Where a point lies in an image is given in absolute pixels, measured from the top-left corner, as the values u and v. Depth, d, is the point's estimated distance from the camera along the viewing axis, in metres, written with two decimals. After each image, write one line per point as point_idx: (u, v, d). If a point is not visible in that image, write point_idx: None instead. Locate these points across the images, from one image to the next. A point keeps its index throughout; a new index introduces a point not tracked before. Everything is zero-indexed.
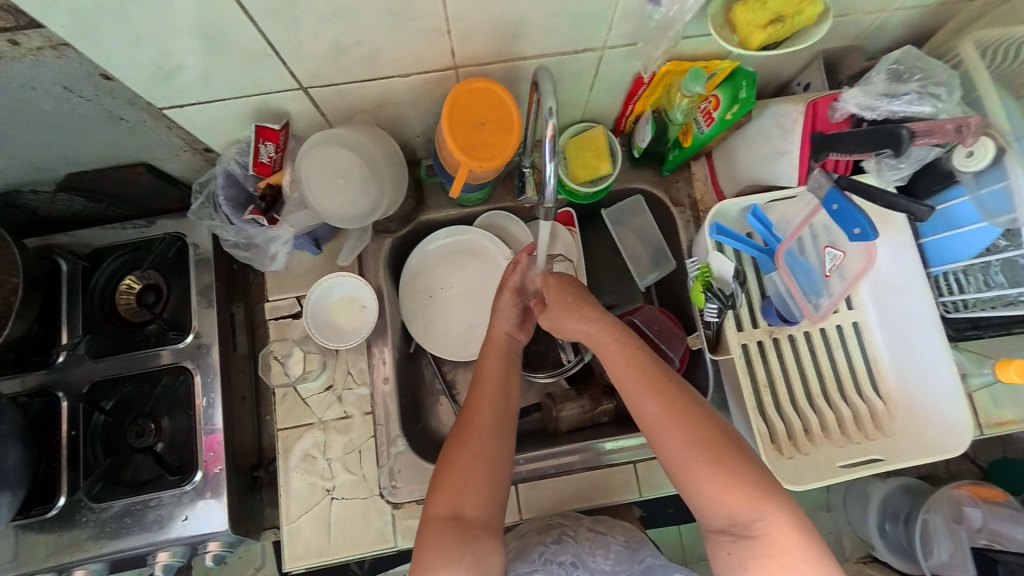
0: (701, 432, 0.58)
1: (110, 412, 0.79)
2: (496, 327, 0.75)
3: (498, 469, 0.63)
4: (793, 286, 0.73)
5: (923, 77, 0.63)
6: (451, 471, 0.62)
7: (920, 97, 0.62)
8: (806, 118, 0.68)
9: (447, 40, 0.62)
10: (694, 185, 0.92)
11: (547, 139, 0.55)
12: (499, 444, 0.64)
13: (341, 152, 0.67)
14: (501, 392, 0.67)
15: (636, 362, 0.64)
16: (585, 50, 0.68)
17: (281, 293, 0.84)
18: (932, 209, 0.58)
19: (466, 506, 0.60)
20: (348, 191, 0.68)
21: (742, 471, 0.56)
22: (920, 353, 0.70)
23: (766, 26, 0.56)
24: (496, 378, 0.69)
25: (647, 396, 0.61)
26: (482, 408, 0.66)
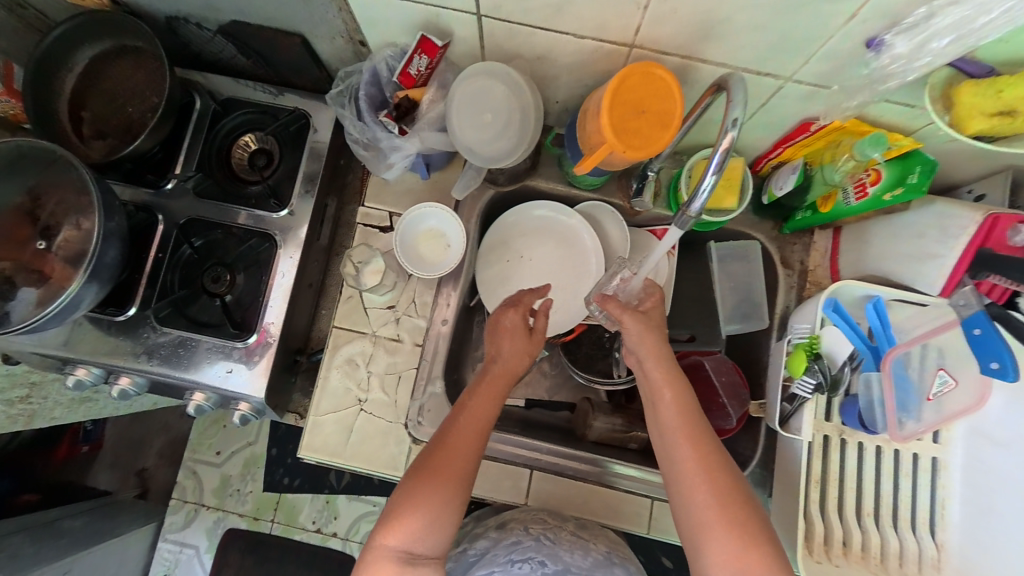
0: (728, 484, 0.60)
1: (197, 250, 0.84)
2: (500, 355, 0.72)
3: (456, 513, 0.62)
4: (889, 396, 0.67)
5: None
6: (412, 512, 0.60)
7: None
8: (979, 231, 0.62)
9: (640, 17, 0.60)
10: (810, 253, 0.86)
11: (719, 150, 0.52)
12: (463, 486, 0.63)
13: (500, 89, 0.67)
14: (478, 436, 0.65)
15: (689, 401, 0.65)
16: (769, 75, 0.64)
17: (377, 204, 0.86)
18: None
19: (418, 545, 0.59)
20: (491, 128, 0.68)
21: (757, 534, 0.57)
22: (998, 519, 0.64)
23: (992, 116, 0.50)
24: (479, 415, 0.67)
25: (691, 440, 0.62)
26: (454, 443, 0.64)
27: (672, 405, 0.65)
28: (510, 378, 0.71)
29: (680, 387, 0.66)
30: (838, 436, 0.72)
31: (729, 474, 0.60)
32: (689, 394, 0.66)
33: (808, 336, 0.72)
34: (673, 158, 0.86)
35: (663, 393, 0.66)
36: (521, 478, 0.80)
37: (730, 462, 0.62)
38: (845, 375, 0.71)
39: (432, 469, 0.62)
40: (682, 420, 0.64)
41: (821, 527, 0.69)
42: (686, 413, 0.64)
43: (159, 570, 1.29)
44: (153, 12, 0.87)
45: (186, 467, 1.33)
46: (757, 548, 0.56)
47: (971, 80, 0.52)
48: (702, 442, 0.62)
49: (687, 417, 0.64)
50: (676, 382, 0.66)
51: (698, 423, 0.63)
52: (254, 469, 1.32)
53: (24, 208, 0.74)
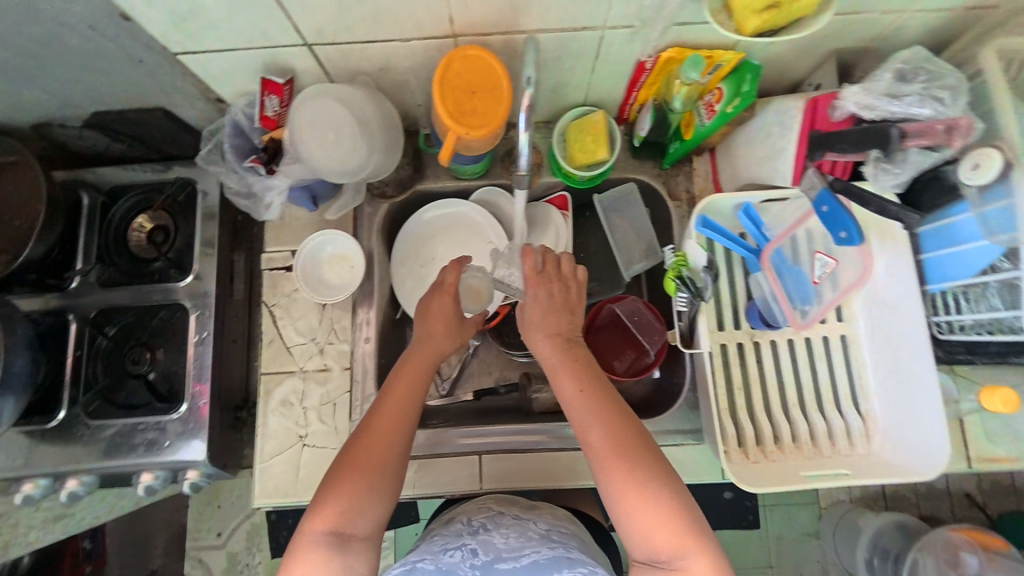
0: (642, 460, 0.61)
1: (113, 338, 0.85)
2: (433, 341, 0.74)
3: (388, 489, 0.63)
4: (779, 289, 0.73)
5: (928, 78, 0.58)
6: (335, 496, 0.61)
7: (922, 98, 0.57)
8: (806, 113, 0.68)
9: (446, 7, 0.63)
10: (693, 180, 0.92)
11: (523, 108, 0.57)
12: (394, 469, 0.64)
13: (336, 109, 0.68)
14: (414, 412, 0.68)
15: (595, 386, 0.67)
16: (586, 29, 0.68)
17: (278, 245, 0.88)
18: (922, 220, 0.59)
19: (350, 523, 0.60)
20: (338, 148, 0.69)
21: (677, 506, 0.58)
22: (905, 379, 0.71)
23: (761, 11, 0.54)
24: (409, 403, 0.68)
25: (595, 422, 0.64)
26: (385, 429, 0.66)
27: (575, 395, 0.66)
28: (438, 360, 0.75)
29: (584, 378, 0.68)
30: (751, 341, 0.78)
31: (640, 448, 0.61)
32: (594, 379, 0.68)
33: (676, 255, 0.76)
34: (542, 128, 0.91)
35: (568, 387, 0.68)
36: (474, 465, 0.82)
37: (641, 439, 0.62)
38: (708, 284, 0.74)
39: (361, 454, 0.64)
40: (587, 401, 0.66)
41: (752, 429, 0.75)
42: (591, 399, 0.65)
43: None
44: (15, 123, 0.88)
45: (191, 557, 1.32)
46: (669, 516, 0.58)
47: None
48: (610, 420, 0.64)
49: (594, 405, 0.65)
50: (579, 371, 0.68)
51: (600, 406, 0.65)
52: (257, 538, 1.31)
53: None
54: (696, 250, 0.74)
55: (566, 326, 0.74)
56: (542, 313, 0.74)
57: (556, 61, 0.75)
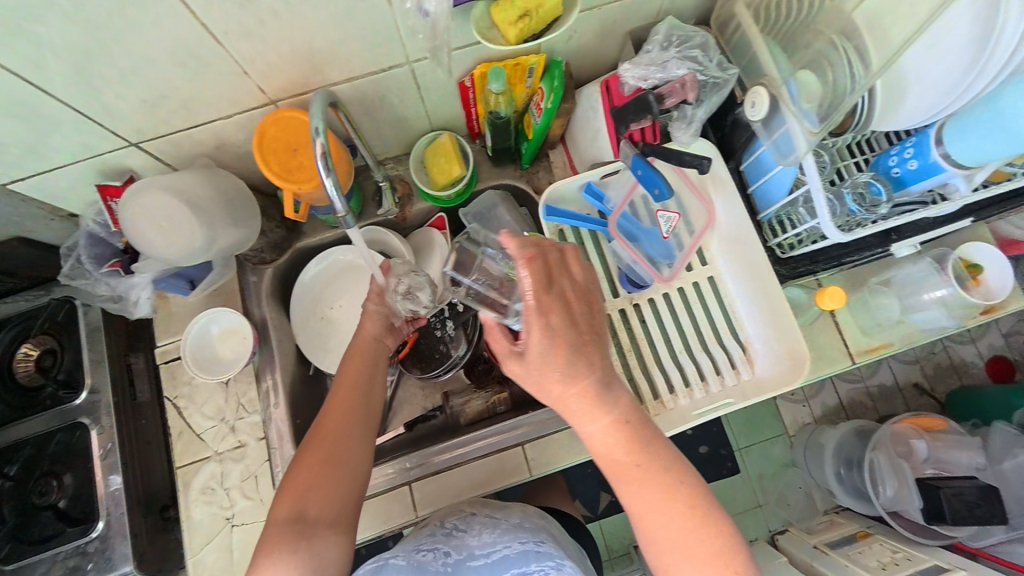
0: (705, 538, 0.54)
1: (15, 475, 0.82)
2: (366, 330, 0.80)
3: (349, 470, 0.68)
4: (637, 254, 0.81)
5: (679, 43, 0.66)
6: (299, 480, 0.66)
7: (678, 60, 0.65)
8: (603, 97, 0.73)
9: (250, 80, 0.66)
10: (554, 172, 0.98)
11: (318, 155, 0.58)
12: (350, 452, 0.69)
13: (165, 197, 0.65)
14: (365, 392, 0.74)
15: (651, 457, 0.56)
16: (394, 68, 0.73)
17: (171, 333, 0.87)
18: (712, 166, 0.66)
19: (309, 505, 0.64)
20: (177, 236, 0.67)
21: (750, 573, 0.54)
22: (763, 299, 0.79)
23: (516, 21, 0.60)
24: (358, 385, 0.74)
25: (636, 503, 0.56)
26: (339, 422, 0.70)
27: (611, 465, 0.57)
28: (378, 348, 0.80)
29: (642, 452, 0.56)
30: (631, 304, 0.85)
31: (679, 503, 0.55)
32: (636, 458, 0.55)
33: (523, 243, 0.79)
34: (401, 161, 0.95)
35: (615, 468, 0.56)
36: (405, 496, 0.84)
37: (704, 514, 0.55)
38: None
39: (320, 446, 0.68)
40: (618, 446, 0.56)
41: (647, 384, 0.81)
42: (647, 477, 0.55)
43: None
44: None
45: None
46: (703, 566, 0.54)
47: (496, 3, 0.61)
48: (643, 466, 0.55)
49: (651, 482, 0.55)
50: (635, 446, 0.56)
51: (654, 481, 0.55)
52: None
53: None
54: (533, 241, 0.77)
55: (591, 351, 0.55)
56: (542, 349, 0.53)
57: (384, 100, 0.80)
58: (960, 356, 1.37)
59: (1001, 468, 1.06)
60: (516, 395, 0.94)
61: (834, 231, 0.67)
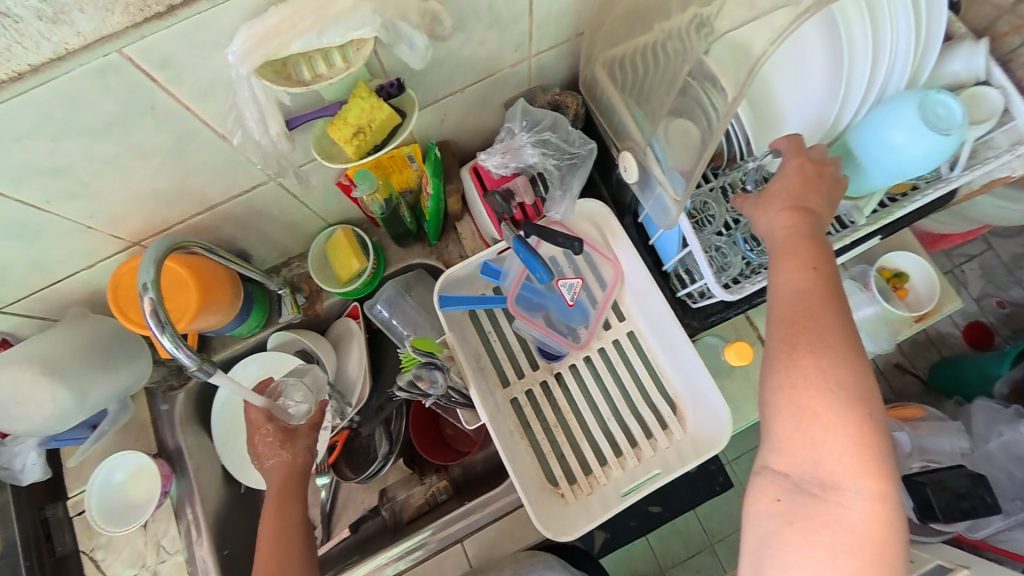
0: (839, 384, 0.49)
1: None
2: (273, 461, 0.73)
3: None
4: (542, 327, 0.78)
5: (531, 125, 0.70)
6: None
7: (530, 145, 0.69)
8: (475, 185, 0.72)
9: (101, 230, 0.64)
10: (464, 244, 0.95)
11: (148, 314, 0.53)
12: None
13: (20, 372, 0.65)
14: (293, 526, 0.68)
15: (820, 304, 0.52)
16: (257, 186, 0.70)
17: (83, 483, 0.83)
18: (582, 247, 0.65)
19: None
20: (40, 403, 0.66)
21: (868, 433, 0.48)
22: (679, 353, 0.73)
23: (352, 139, 0.58)
24: (281, 527, 0.67)
25: (830, 346, 0.50)
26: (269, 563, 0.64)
27: (797, 306, 0.53)
28: (291, 473, 0.72)
29: (817, 295, 0.52)
30: (553, 373, 0.80)
31: (814, 353, 0.50)
32: (823, 300, 0.52)
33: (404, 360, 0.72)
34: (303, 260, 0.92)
35: (798, 313, 0.52)
36: None
37: (851, 360, 0.50)
38: (439, 381, 0.70)
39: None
40: (793, 293, 0.53)
41: (577, 460, 0.74)
42: (814, 315, 0.52)
43: None
44: None
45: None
46: (832, 428, 0.48)
47: (331, 120, 0.58)
48: (802, 332, 0.51)
49: (814, 319, 0.51)
50: (825, 289, 0.53)
51: (828, 322, 0.51)
52: None
53: None
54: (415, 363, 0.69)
55: (808, 196, 0.57)
56: (785, 184, 0.58)
57: (262, 213, 0.77)
58: (937, 329, 1.33)
59: (987, 448, 1.01)
60: (455, 481, 0.90)
61: (720, 291, 0.63)
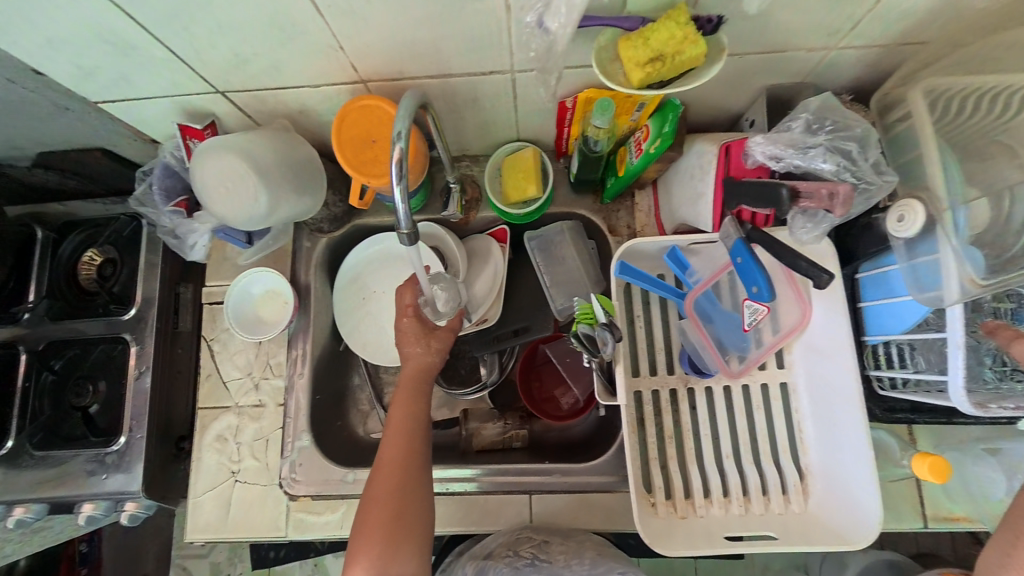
0: None
1: (58, 371, 0.88)
2: (407, 363, 0.77)
3: (418, 518, 0.67)
4: (706, 337, 0.71)
5: (834, 128, 0.56)
6: (370, 539, 0.65)
7: (826, 151, 0.55)
8: (719, 162, 0.62)
9: (344, 55, 0.63)
10: (636, 216, 0.88)
11: (393, 161, 0.51)
12: (413, 498, 0.67)
13: (232, 158, 0.64)
14: (412, 430, 0.72)
15: None
16: (494, 72, 0.67)
17: (218, 280, 0.90)
18: (830, 281, 0.54)
19: (392, 564, 0.64)
20: (235, 195, 0.65)
21: None
22: (839, 430, 0.66)
23: (645, 64, 0.51)
24: (404, 427, 0.72)
25: None
26: (391, 475, 0.68)
27: None
28: (417, 378, 0.76)
29: None
30: (685, 387, 0.74)
31: None
32: None
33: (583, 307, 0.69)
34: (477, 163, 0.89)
35: None
36: None
37: None
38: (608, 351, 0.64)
39: (379, 491, 0.67)
40: None
41: (680, 482, 0.70)
42: None
43: None
44: None
45: (176, 565, 1.51)
46: None
47: (627, 35, 0.52)
48: None
49: None
50: None
51: None
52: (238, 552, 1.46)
53: None
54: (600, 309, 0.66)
55: None
56: None
57: (475, 101, 0.74)
58: None
59: None
60: (533, 435, 0.90)
61: (964, 402, 0.55)
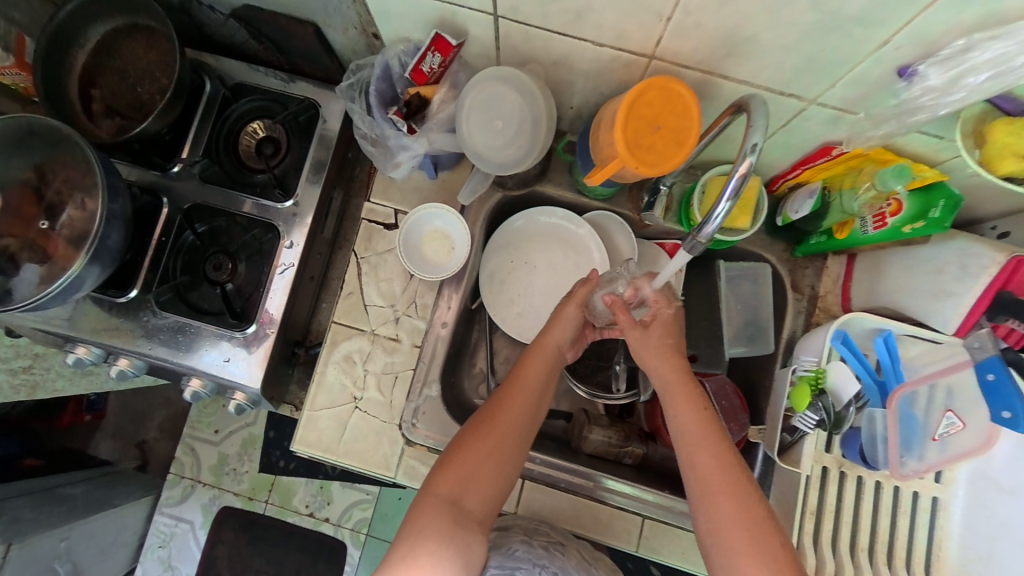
0: None
1: (200, 236, 0.84)
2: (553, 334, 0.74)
3: (505, 470, 0.66)
4: (892, 433, 0.65)
5: None
6: (463, 463, 0.65)
7: None
8: (1001, 273, 0.60)
9: (661, 28, 0.57)
10: (821, 279, 0.84)
11: (736, 175, 0.52)
12: (512, 453, 0.67)
13: (512, 95, 0.70)
14: (535, 389, 0.70)
15: None
16: (793, 97, 0.62)
17: (383, 200, 0.85)
18: None
19: (466, 497, 0.64)
20: (502, 135, 0.71)
21: None
22: (995, 567, 0.63)
23: None
24: (531, 388, 0.70)
25: None
26: (511, 422, 0.67)
27: None
28: (558, 349, 0.73)
29: None
30: (837, 469, 0.73)
31: None
32: None
33: (814, 368, 0.73)
34: (688, 172, 0.83)
35: None
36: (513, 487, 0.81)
37: None
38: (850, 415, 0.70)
39: (488, 432, 0.66)
40: None
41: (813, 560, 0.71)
42: None
43: (154, 543, 1.29)
44: None
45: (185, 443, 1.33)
46: None
47: (1006, 118, 0.51)
48: None
49: None
50: None
51: None
52: (251, 450, 1.33)
53: (31, 184, 0.75)
54: (844, 375, 0.69)
55: None
56: None
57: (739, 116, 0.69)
58: None
59: None
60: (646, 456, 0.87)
61: None
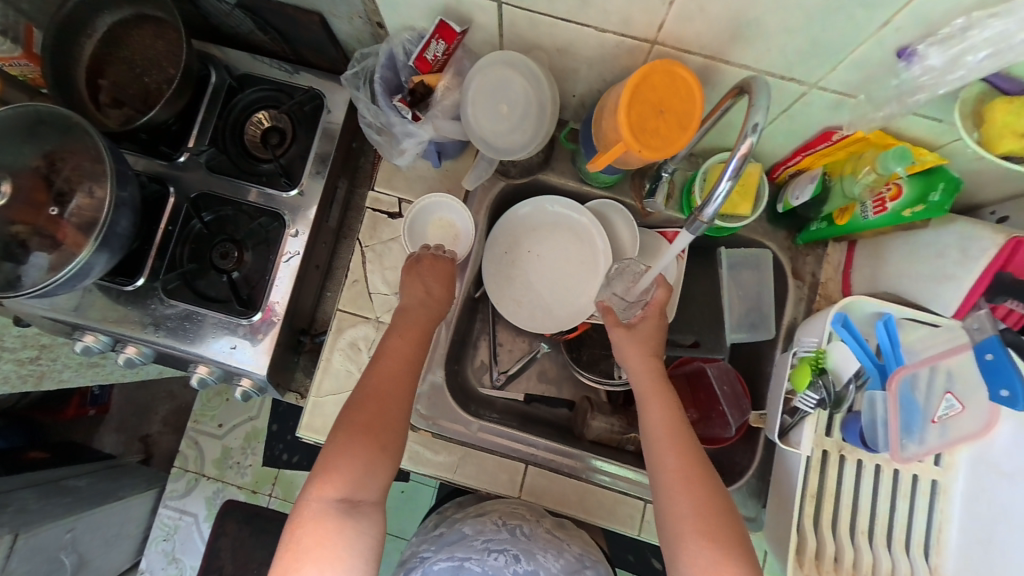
0: None
1: (207, 224, 0.85)
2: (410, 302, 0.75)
3: (390, 451, 0.66)
4: (893, 417, 0.66)
5: None
6: (346, 458, 0.64)
7: None
8: (1000, 255, 0.61)
9: (664, 12, 0.57)
10: (822, 267, 0.85)
11: (737, 155, 0.52)
12: (394, 432, 0.67)
13: (517, 79, 0.71)
14: (406, 364, 0.70)
15: None
16: (795, 81, 0.63)
17: (388, 188, 0.86)
18: None
19: (358, 491, 0.63)
20: (507, 120, 0.72)
21: None
22: (996, 550, 0.63)
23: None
24: (403, 364, 0.70)
25: None
26: (391, 405, 0.67)
27: None
28: (426, 319, 0.74)
29: None
30: (837, 453, 0.74)
31: None
32: None
33: (816, 349, 0.74)
34: (689, 160, 0.84)
35: None
36: (517, 472, 0.82)
37: None
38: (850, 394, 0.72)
39: (365, 417, 0.66)
40: None
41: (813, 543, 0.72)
42: None
43: (158, 535, 1.30)
44: None
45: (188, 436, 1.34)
46: None
47: (1006, 97, 0.51)
48: None
49: None
50: None
51: None
52: (255, 443, 1.34)
53: (41, 171, 0.76)
54: (845, 355, 0.71)
55: None
56: None
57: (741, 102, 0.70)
58: None
59: None
60: None
61: None
